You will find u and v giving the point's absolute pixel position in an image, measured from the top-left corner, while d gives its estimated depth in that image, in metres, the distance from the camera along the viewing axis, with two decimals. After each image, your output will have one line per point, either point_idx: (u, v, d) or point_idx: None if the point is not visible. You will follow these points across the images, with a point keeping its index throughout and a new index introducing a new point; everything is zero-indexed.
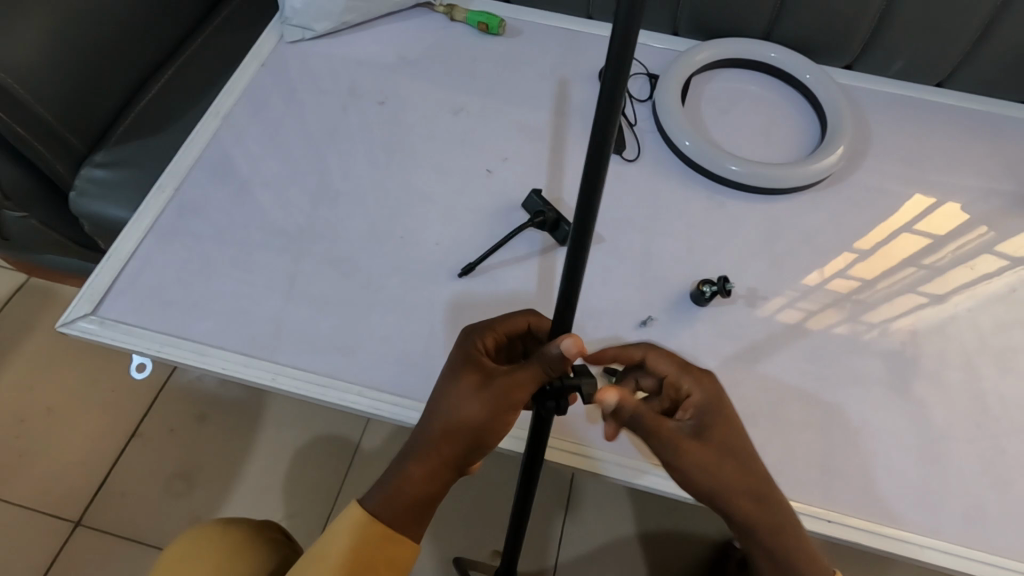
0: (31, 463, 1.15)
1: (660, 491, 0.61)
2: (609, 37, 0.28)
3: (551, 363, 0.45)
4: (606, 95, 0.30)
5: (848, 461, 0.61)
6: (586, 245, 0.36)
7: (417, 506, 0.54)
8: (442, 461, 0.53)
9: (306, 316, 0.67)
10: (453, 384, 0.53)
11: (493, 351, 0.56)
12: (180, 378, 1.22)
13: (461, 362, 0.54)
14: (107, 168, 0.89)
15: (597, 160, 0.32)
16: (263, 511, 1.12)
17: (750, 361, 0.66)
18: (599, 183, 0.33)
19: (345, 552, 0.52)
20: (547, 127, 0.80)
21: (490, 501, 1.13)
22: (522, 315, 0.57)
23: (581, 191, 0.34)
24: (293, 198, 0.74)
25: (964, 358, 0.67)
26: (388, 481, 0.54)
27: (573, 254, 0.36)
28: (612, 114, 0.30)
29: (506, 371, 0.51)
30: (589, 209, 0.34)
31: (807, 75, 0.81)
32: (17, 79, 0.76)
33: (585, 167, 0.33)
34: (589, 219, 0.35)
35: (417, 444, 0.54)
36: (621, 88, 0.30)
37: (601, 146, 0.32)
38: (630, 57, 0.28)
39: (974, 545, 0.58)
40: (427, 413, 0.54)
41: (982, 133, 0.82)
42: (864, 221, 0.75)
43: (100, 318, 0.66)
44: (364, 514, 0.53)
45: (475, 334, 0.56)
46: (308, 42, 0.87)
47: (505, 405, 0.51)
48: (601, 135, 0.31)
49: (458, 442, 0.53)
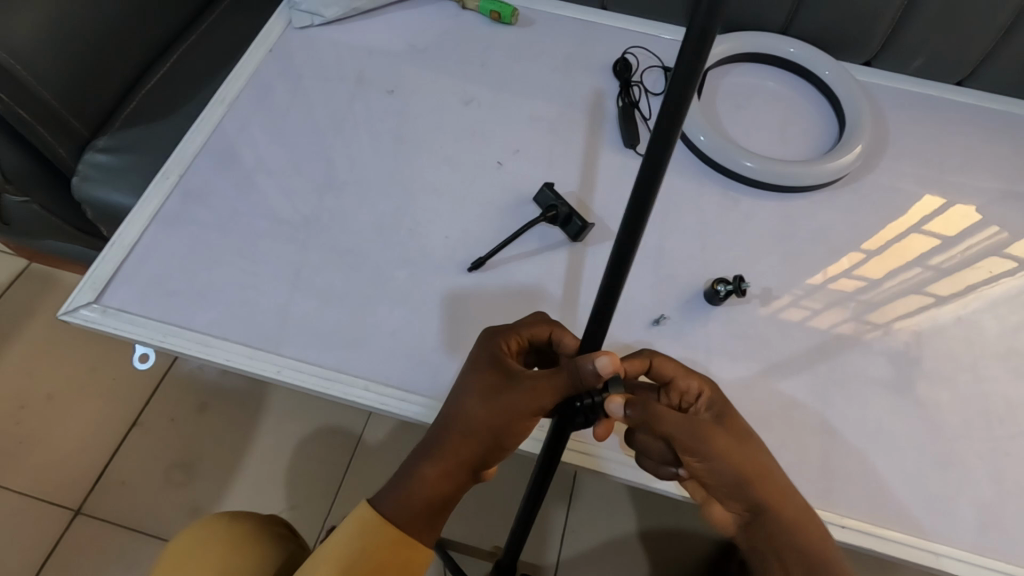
0: (30, 450, 1.14)
1: (674, 495, 0.60)
2: (683, 43, 0.27)
3: (582, 378, 0.45)
4: (666, 113, 0.29)
5: (858, 464, 0.60)
6: (631, 254, 0.35)
7: (429, 506, 0.53)
8: (457, 462, 0.53)
9: (312, 308, 0.66)
10: (473, 385, 0.53)
11: (515, 355, 0.55)
12: (182, 367, 1.22)
13: (485, 362, 0.53)
14: (110, 153, 0.87)
15: (649, 176, 0.31)
16: (265, 503, 1.11)
17: (763, 362, 0.64)
18: (648, 201, 0.33)
19: (350, 553, 0.51)
20: (558, 119, 0.79)
21: (491, 490, 1.13)
22: (545, 323, 0.56)
23: (629, 207, 0.33)
24: (299, 187, 0.73)
25: (977, 361, 0.66)
26: (401, 483, 0.53)
27: (614, 267, 0.36)
28: (675, 122, 0.29)
29: (531, 377, 0.50)
30: (636, 225, 0.34)
31: (826, 71, 0.79)
32: (19, 59, 0.74)
33: (635, 184, 0.32)
34: (635, 235, 0.34)
35: (433, 444, 0.53)
36: (686, 96, 0.29)
37: (653, 164, 0.31)
38: (701, 64, 0.27)
39: (984, 553, 0.57)
40: (445, 412, 0.53)
41: (998, 133, 0.81)
42: (878, 220, 0.74)
43: (103, 307, 0.65)
44: (372, 513, 0.53)
45: (498, 335, 0.55)
46: (317, 28, 0.85)
47: (527, 411, 0.50)
48: (657, 154, 0.30)
49: (475, 444, 0.52)
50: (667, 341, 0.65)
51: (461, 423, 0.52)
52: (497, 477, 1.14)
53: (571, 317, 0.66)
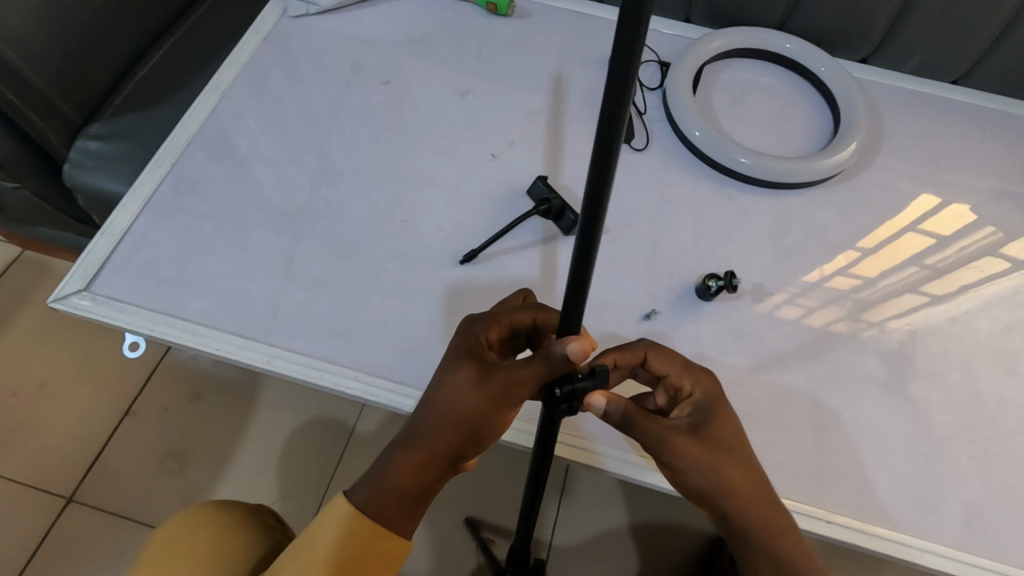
0: (22, 438, 1.14)
1: (660, 488, 0.60)
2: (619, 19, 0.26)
3: (553, 364, 0.44)
4: (599, 152, 0.31)
5: (846, 463, 0.60)
6: (595, 239, 0.34)
7: (407, 498, 0.53)
8: (433, 454, 0.53)
9: (303, 298, 0.65)
10: (449, 376, 0.52)
11: (496, 344, 0.55)
12: (176, 356, 1.22)
13: (463, 355, 0.53)
14: (103, 140, 0.87)
15: (593, 213, 0.33)
16: (256, 492, 1.11)
17: (754, 358, 0.65)
18: (605, 190, 0.32)
19: (332, 546, 0.52)
20: (553, 111, 0.79)
21: (480, 481, 1.13)
22: (528, 309, 0.55)
23: (586, 199, 0.33)
24: (292, 177, 0.73)
25: (967, 359, 0.66)
26: (376, 476, 0.53)
27: (579, 256, 0.35)
28: (624, 99, 0.28)
29: (507, 366, 0.50)
30: (595, 216, 0.33)
31: (822, 67, 0.79)
32: (12, 44, 0.74)
33: (587, 187, 0.32)
34: (595, 222, 0.33)
35: (409, 435, 0.53)
36: (633, 72, 0.28)
37: (598, 186, 0.32)
38: (641, 40, 0.27)
39: (970, 549, 0.57)
40: (422, 403, 0.53)
41: (994, 131, 0.81)
42: (872, 218, 0.74)
43: (94, 295, 0.65)
44: (351, 510, 0.53)
45: (480, 324, 0.55)
46: (313, 17, 0.84)
47: (505, 400, 0.50)
48: (598, 190, 0.32)
49: (453, 435, 0.52)
50: (658, 336, 0.65)
51: (438, 416, 0.52)
52: (491, 471, 1.14)
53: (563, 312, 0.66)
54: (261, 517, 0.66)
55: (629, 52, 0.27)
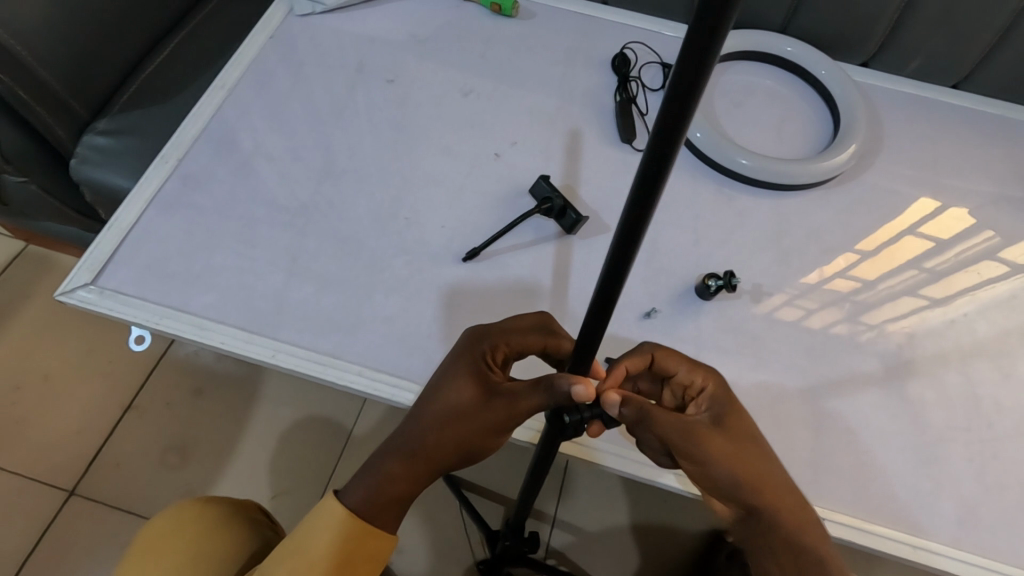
0: (25, 431, 1.15)
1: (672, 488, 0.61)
2: (690, 26, 0.21)
3: (556, 397, 0.45)
4: (634, 207, 0.28)
5: (843, 462, 0.61)
6: (631, 256, 0.31)
7: (395, 503, 0.55)
8: (421, 467, 0.54)
9: (307, 293, 0.66)
10: (447, 389, 0.52)
11: (502, 364, 0.54)
12: (178, 351, 1.22)
13: (464, 370, 0.52)
14: (109, 135, 0.87)
15: (627, 239, 0.30)
16: (254, 488, 1.12)
17: (752, 357, 0.65)
18: (649, 209, 0.28)
19: (326, 549, 0.54)
20: (556, 112, 0.80)
21: (478, 477, 1.14)
22: (540, 333, 0.54)
23: (624, 216, 0.29)
24: (297, 173, 0.73)
25: (963, 361, 0.67)
26: (369, 480, 0.54)
27: (608, 274, 0.32)
28: (684, 116, 0.24)
29: (510, 394, 0.50)
30: (632, 232, 0.29)
31: (822, 71, 0.80)
32: (21, 41, 0.75)
33: (627, 205, 0.28)
34: (633, 239, 0.29)
35: (399, 446, 0.54)
36: (697, 89, 0.23)
37: (641, 205, 0.28)
38: (714, 54, 0.22)
39: (963, 547, 0.58)
40: (417, 410, 0.53)
41: (993, 136, 0.81)
42: (872, 221, 0.75)
43: (100, 288, 0.65)
44: (344, 511, 0.54)
45: (487, 340, 0.54)
46: (318, 16, 0.85)
47: (502, 423, 0.51)
48: (629, 234, 0.29)
49: (444, 452, 0.53)
50: (658, 335, 0.66)
51: (430, 427, 0.52)
52: (491, 467, 1.15)
53: (564, 310, 0.66)
54: (251, 513, 0.67)
55: (689, 90, 0.23)
